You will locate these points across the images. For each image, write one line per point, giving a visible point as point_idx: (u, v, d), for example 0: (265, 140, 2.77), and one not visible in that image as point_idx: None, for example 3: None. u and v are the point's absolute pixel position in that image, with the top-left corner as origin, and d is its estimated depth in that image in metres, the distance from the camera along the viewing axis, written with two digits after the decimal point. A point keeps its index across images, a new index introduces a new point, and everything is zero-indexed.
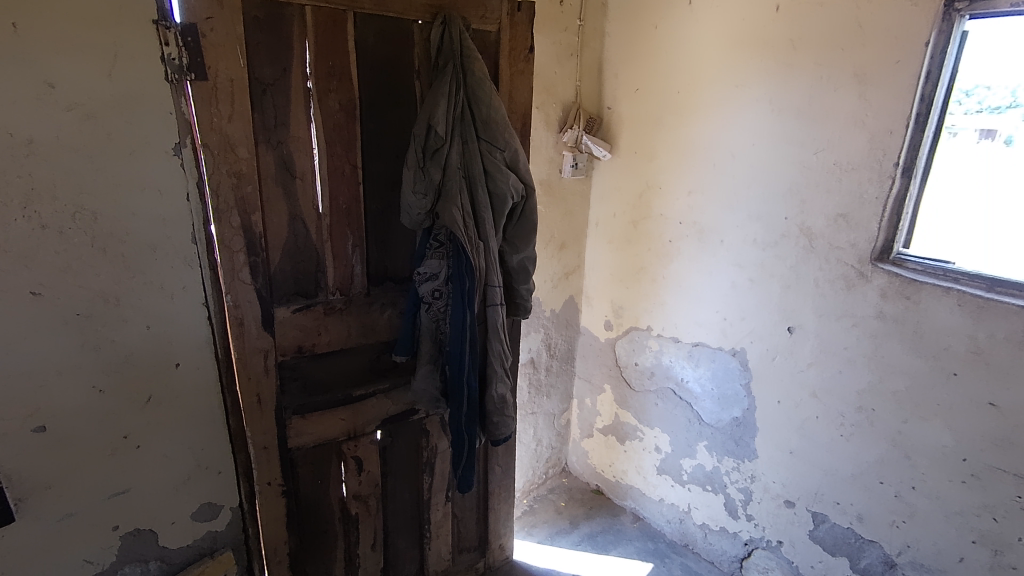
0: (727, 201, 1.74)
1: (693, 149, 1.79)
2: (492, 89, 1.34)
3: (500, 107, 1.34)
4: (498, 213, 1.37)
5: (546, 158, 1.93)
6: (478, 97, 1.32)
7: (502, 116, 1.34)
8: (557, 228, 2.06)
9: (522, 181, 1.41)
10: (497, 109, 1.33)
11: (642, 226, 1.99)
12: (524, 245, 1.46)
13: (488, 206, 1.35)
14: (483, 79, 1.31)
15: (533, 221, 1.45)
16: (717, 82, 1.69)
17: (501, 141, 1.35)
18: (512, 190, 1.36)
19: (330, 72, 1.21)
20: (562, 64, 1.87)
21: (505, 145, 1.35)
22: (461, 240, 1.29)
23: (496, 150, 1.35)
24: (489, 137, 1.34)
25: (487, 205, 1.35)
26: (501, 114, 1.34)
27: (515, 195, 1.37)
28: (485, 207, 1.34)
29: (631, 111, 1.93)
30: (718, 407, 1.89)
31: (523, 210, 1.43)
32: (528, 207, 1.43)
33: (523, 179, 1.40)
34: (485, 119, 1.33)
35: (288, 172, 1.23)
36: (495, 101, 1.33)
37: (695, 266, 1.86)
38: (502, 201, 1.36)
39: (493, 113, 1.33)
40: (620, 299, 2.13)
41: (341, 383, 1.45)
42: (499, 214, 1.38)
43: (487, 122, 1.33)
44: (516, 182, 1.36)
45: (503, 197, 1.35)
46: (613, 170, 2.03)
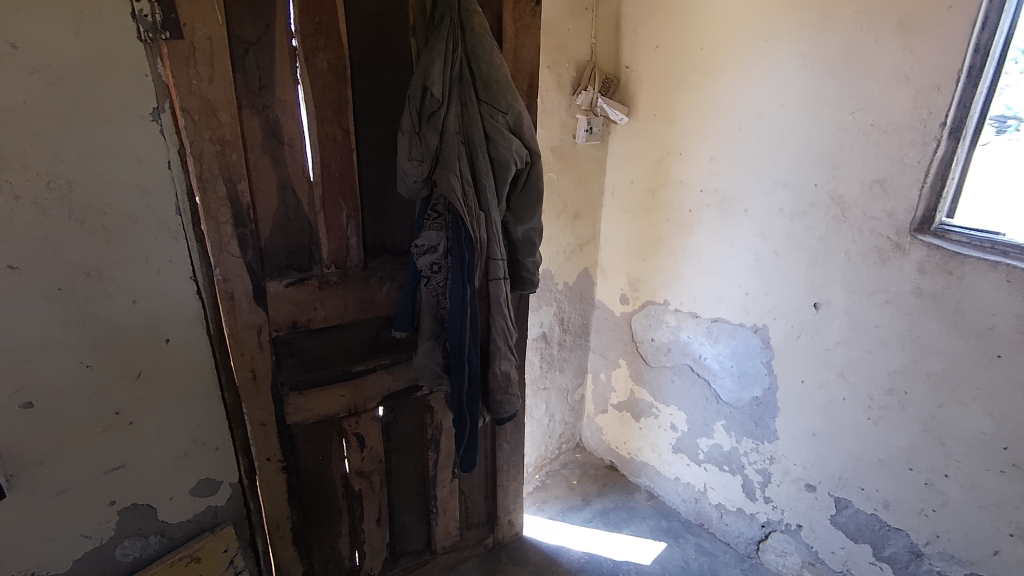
0: (752, 167, 1.61)
1: (715, 111, 1.66)
2: (495, 47, 1.24)
3: (503, 65, 1.24)
4: (501, 181, 1.29)
5: (558, 121, 1.81)
6: (479, 55, 1.22)
7: (505, 76, 1.24)
8: (570, 197, 1.95)
9: (526, 147, 1.31)
10: (499, 67, 1.23)
11: (660, 195, 1.87)
12: (530, 216, 1.37)
13: (490, 173, 1.27)
14: (483, 35, 1.21)
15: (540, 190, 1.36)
16: (744, 36, 1.55)
17: (503, 102, 1.25)
18: (514, 157, 1.27)
19: (317, 29, 1.12)
20: (576, 18, 1.73)
21: (507, 107, 1.26)
22: (458, 211, 1.22)
23: (498, 112, 1.25)
24: (491, 99, 1.24)
25: (488, 172, 1.26)
26: (504, 73, 1.24)
27: (519, 162, 1.28)
28: (486, 176, 1.26)
29: (651, 70, 1.79)
30: (737, 386, 1.81)
31: (528, 177, 1.34)
32: (534, 174, 1.34)
33: (528, 144, 1.31)
34: (485, 79, 1.23)
35: (275, 139, 1.16)
36: (497, 58, 1.23)
37: (716, 237, 1.75)
38: (504, 169, 1.28)
39: (496, 71, 1.23)
40: (635, 271, 2.03)
41: (340, 359, 1.40)
42: (502, 184, 1.30)
43: (489, 82, 1.23)
44: (519, 147, 1.27)
45: (506, 165, 1.27)
46: (629, 133, 1.91)
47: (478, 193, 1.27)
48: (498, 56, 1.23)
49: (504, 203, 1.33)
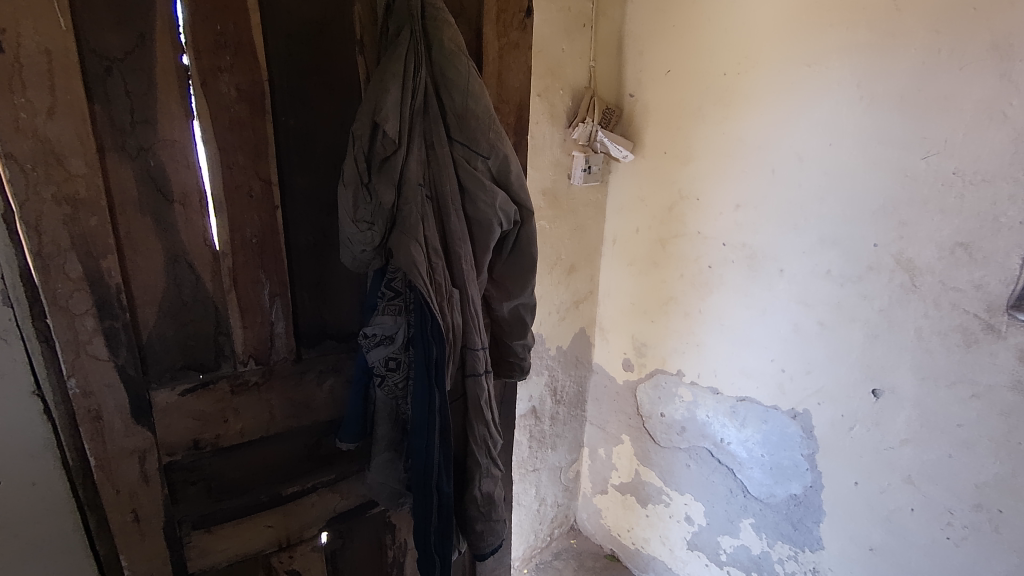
0: (790, 220, 1.31)
1: (742, 152, 1.37)
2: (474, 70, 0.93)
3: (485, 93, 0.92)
4: (482, 247, 0.97)
5: (550, 160, 1.48)
6: (451, 81, 0.90)
7: (488, 108, 0.92)
8: (565, 248, 1.63)
9: (515, 201, 0.98)
10: (479, 96, 0.91)
11: (672, 247, 1.56)
12: (520, 289, 1.04)
13: (466, 238, 0.94)
14: (458, 54, 0.89)
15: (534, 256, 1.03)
16: (780, 61, 1.26)
17: (484, 143, 0.92)
18: (499, 216, 0.95)
19: (219, 41, 0.79)
20: (572, 37, 1.42)
21: (489, 149, 0.93)
22: (420, 293, 0.88)
23: (477, 157, 0.93)
24: (468, 138, 0.92)
25: (462, 236, 0.94)
26: (486, 105, 0.92)
27: (504, 222, 0.96)
28: (460, 241, 0.93)
29: (660, 99, 1.49)
30: (770, 480, 1.49)
31: (517, 241, 1.01)
32: (525, 236, 1.01)
33: (517, 197, 0.98)
34: (458, 112, 0.91)
35: (160, 195, 0.81)
36: (477, 83, 0.91)
37: (742, 300, 1.44)
38: (485, 232, 0.95)
39: (475, 102, 0.91)
40: (641, 334, 1.71)
41: (265, 480, 1.04)
42: (483, 251, 0.97)
43: (466, 116, 0.91)
44: (505, 203, 0.95)
45: (489, 227, 0.95)
46: (634, 173, 1.60)
47: (450, 264, 0.94)
48: (478, 83, 0.91)
49: (485, 275, 1.00)
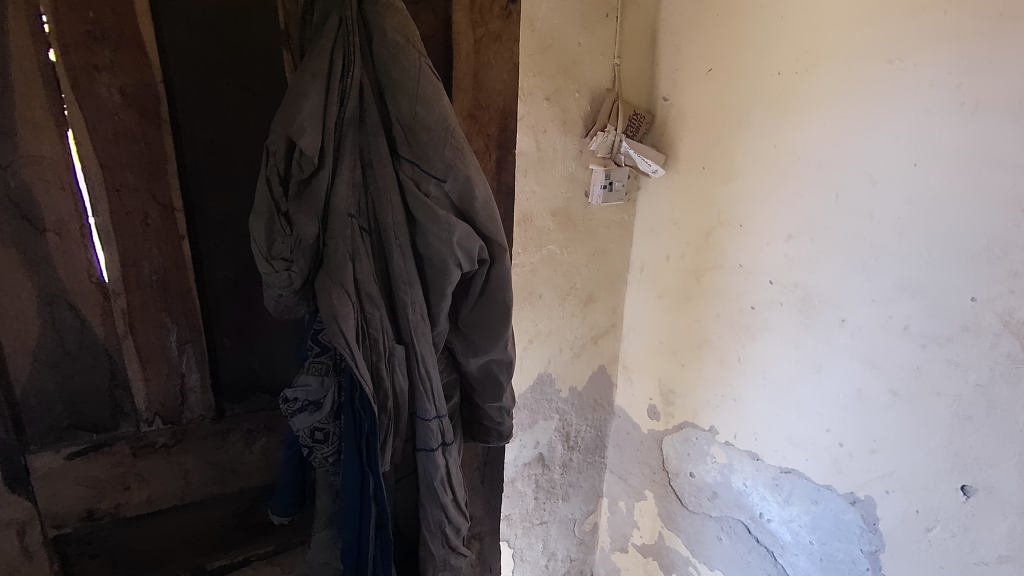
0: (857, 258, 1.03)
1: (798, 170, 1.10)
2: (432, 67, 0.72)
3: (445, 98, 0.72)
4: (437, 292, 0.77)
5: (563, 175, 1.26)
6: (397, 82, 0.70)
7: (446, 117, 0.71)
8: (581, 276, 1.40)
9: (483, 235, 0.78)
10: (433, 102, 0.70)
11: (707, 281, 1.31)
12: (492, 343, 0.84)
13: (415, 281, 0.75)
14: (408, 47, 0.69)
15: (509, 302, 0.82)
16: (853, 56, 0.98)
17: (438, 162, 0.72)
18: (458, 254, 0.74)
19: (94, 34, 0.64)
20: (592, 28, 1.18)
21: (446, 170, 0.72)
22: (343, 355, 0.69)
23: (430, 179, 0.73)
24: (419, 155, 0.72)
25: (409, 279, 0.74)
26: (445, 113, 0.71)
27: (465, 262, 0.75)
28: (406, 286, 0.74)
29: (699, 103, 1.24)
30: (820, 573, 1.20)
31: (486, 283, 0.81)
32: (496, 277, 0.81)
33: (485, 230, 0.77)
34: (406, 122, 0.71)
35: (26, 222, 0.65)
36: (433, 85, 0.71)
37: (791, 352, 1.17)
38: (441, 274, 0.75)
39: (428, 109, 0.70)
40: (670, 378, 1.46)
41: (185, 552, 0.87)
42: (439, 297, 0.77)
43: (416, 127, 0.71)
44: (466, 238, 0.74)
45: (445, 269, 0.75)
46: (666, 191, 1.35)
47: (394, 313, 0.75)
48: (434, 85, 0.71)
49: (445, 324, 0.81)
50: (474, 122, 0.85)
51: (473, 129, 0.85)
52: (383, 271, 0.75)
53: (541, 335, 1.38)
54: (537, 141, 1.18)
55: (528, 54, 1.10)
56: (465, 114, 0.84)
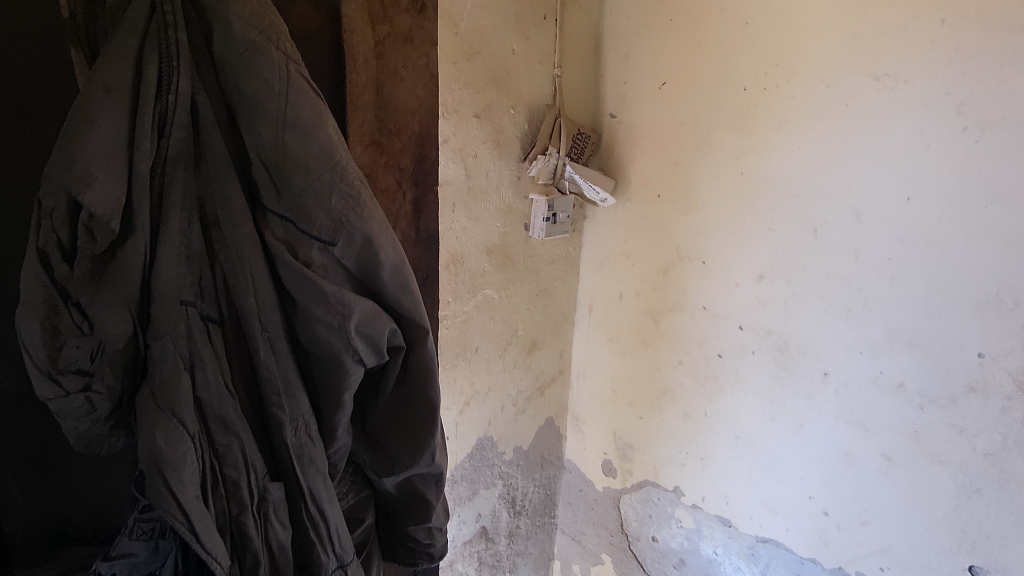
0: (842, 304, 0.89)
1: (771, 202, 0.94)
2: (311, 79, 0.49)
3: (333, 124, 0.49)
4: (332, 401, 0.54)
5: (498, 208, 1.05)
6: (252, 101, 0.46)
7: (333, 152, 0.48)
8: (524, 322, 1.20)
9: (393, 312, 0.56)
10: (310, 131, 0.47)
11: (666, 324, 1.14)
12: (413, 455, 0.61)
13: (298, 387, 0.51)
14: (269, 49, 0.46)
15: (435, 397, 0.61)
16: (834, 71, 0.84)
17: (321, 218, 0.49)
18: (358, 347, 0.52)
19: None
20: (527, 33, 0.98)
21: (335, 230, 0.50)
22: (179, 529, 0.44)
23: (312, 243, 0.50)
24: (293, 208, 0.48)
25: (287, 387, 0.51)
26: (332, 146, 0.49)
27: (369, 357, 0.53)
28: (281, 398, 0.50)
29: (651, 121, 1.08)
30: None
31: (403, 377, 0.59)
32: (415, 369, 0.59)
33: (395, 307, 0.56)
34: (272, 162, 0.47)
35: None
36: (311, 104, 0.48)
37: (765, 408, 1.02)
38: (333, 375, 0.53)
39: (304, 141, 0.47)
40: (626, 431, 1.29)
41: None
42: (334, 407, 0.54)
43: (287, 166, 0.47)
44: (370, 325, 0.53)
45: (341, 368, 0.52)
46: (617, 221, 1.18)
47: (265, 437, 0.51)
48: (311, 105, 0.48)
49: (346, 436, 0.58)
50: (380, 151, 0.63)
51: (379, 161, 0.63)
52: (247, 376, 0.50)
53: (479, 394, 1.16)
54: (466, 167, 0.96)
55: (452, 62, 0.88)
56: (367, 142, 0.61)
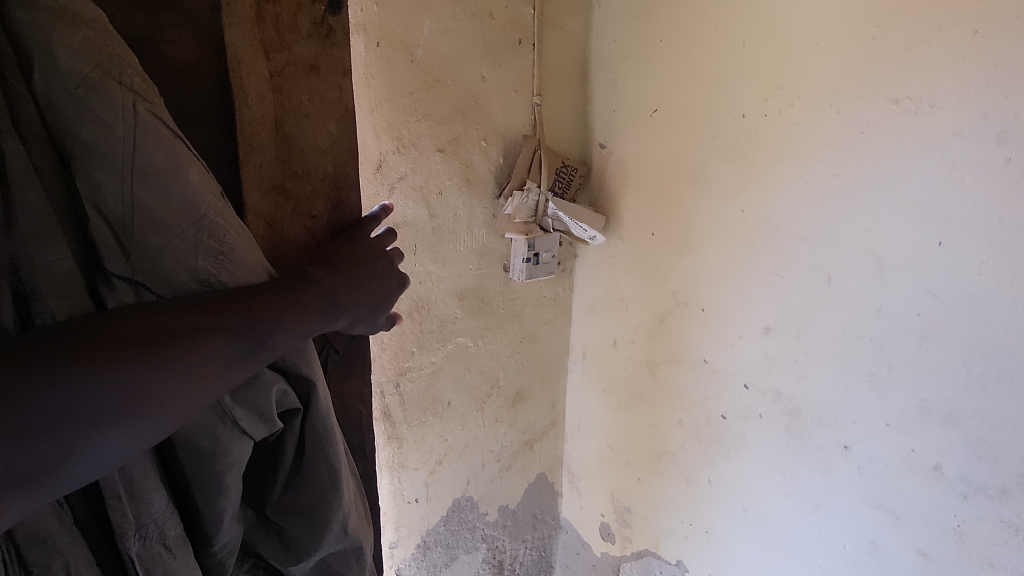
0: (862, 365, 0.75)
1: (774, 244, 0.82)
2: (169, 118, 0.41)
3: (198, 170, 0.42)
4: (204, 490, 0.43)
5: (471, 248, 0.95)
6: (90, 145, 0.37)
7: (196, 204, 0.41)
8: (506, 371, 1.09)
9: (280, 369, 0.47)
10: (169, 180, 0.40)
11: (664, 377, 1.01)
12: (316, 534, 0.51)
13: (151, 472, 0.42)
14: (111, 85, 0.38)
15: (336, 463, 0.52)
16: (844, 94, 0.72)
17: (182, 275, 0.40)
18: (230, 413, 0.42)
19: None
20: (499, 59, 0.89)
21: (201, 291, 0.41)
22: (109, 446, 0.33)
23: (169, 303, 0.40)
24: (147, 271, 0.39)
25: (131, 487, 0.40)
26: (195, 198, 0.41)
27: (249, 424, 0.44)
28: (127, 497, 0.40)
29: (642, 152, 0.97)
30: None
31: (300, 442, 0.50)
32: (315, 430, 0.50)
33: (279, 362, 0.47)
34: (117, 218, 0.38)
35: None
36: (166, 149, 0.40)
37: (775, 481, 0.87)
38: (204, 461, 0.42)
39: (158, 190, 0.39)
40: (624, 493, 1.15)
41: None
42: (214, 496, 0.44)
43: (138, 224, 0.39)
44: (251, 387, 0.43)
45: (218, 447, 0.42)
46: (609, 261, 1.06)
47: (249, 351, 0.39)
48: (171, 149, 0.40)
49: (233, 529, 0.48)
50: (285, 197, 0.54)
51: (284, 209, 0.54)
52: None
53: (454, 452, 1.06)
54: (429, 206, 0.87)
55: (407, 92, 0.80)
56: (267, 186, 0.53)
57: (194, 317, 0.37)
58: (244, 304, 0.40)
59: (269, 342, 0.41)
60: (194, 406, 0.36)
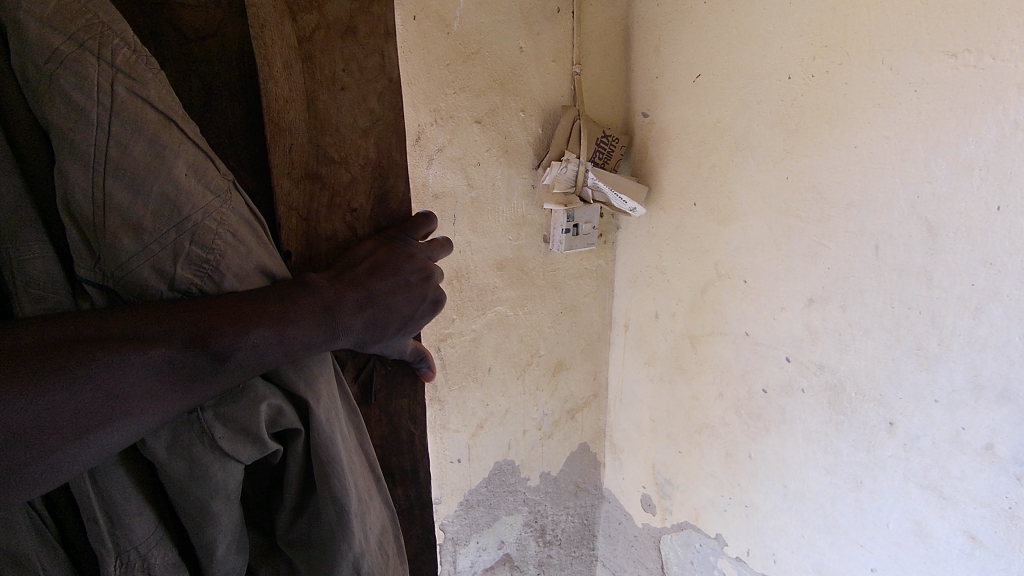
0: (911, 338, 0.71)
1: (820, 213, 0.78)
2: (162, 101, 0.41)
3: (185, 163, 0.42)
4: (190, 514, 0.44)
5: (510, 219, 0.97)
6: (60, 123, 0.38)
7: (175, 202, 0.41)
8: (547, 341, 1.10)
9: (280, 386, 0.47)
10: (146, 171, 0.40)
11: (705, 350, 1.00)
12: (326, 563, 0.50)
13: (132, 497, 0.43)
14: (86, 60, 0.38)
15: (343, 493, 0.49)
16: (896, 49, 0.67)
17: (156, 268, 0.41)
18: (213, 439, 0.43)
19: None
20: (537, 28, 0.89)
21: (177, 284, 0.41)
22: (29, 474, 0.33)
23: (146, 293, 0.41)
24: (120, 263, 0.40)
25: (108, 510, 0.42)
26: (176, 195, 0.41)
27: (229, 451, 0.43)
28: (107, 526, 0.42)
29: (684, 119, 0.94)
30: None
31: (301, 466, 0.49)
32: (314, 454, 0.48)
33: (275, 377, 0.46)
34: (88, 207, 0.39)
35: None
36: (146, 139, 0.40)
37: (819, 458, 0.85)
38: (187, 485, 0.43)
39: (133, 182, 0.40)
40: (665, 466, 1.15)
41: None
42: (202, 519, 0.44)
43: (109, 221, 0.39)
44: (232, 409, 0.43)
45: (202, 469, 0.43)
46: (652, 232, 1.05)
47: (202, 369, 0.39)
48: (153, 137, 0.40)
49: (235, 557, 0.48)
50: (319, 183, 0.56)
51: (320, 199, 0.57)
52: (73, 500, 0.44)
53: (496, 418, 1.10)
54: (468, 177, 0.90)
55: (444, 65, 0.82)
56: (299, 172, 0.55)
57: (139, 330, 0.37)
58: (193, 318, 0.39)
59: (230, 359, 0.40)
60: (121, 429, 0.36)
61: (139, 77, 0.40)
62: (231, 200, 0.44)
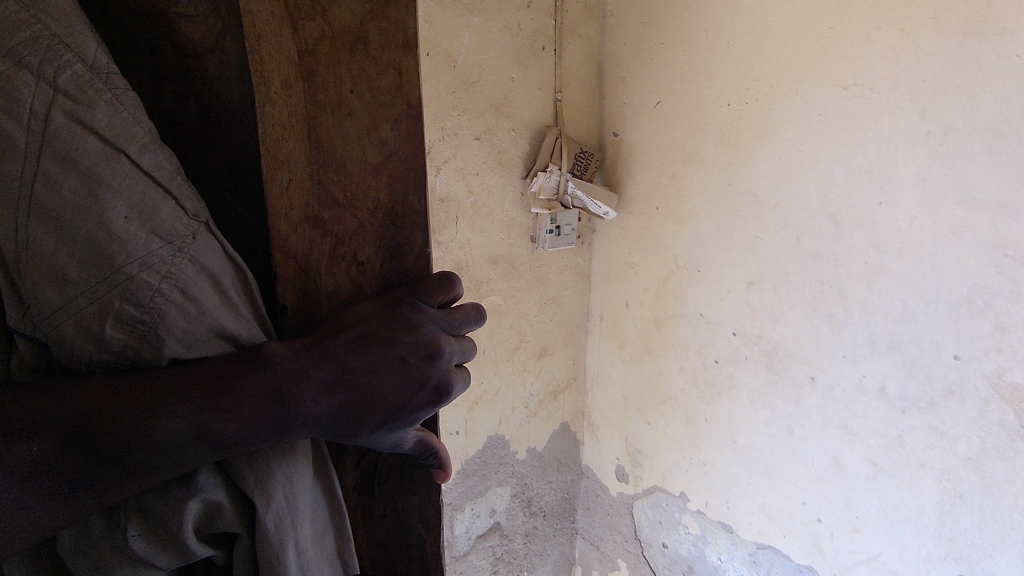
0: (825, 308, 0.90)
1: (755, 212, 0.98)
2: (107, 127, 0.35)
3: (127, 204, 0.36)
4: None
5: (502, 221, 1.14)
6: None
7: (108, 248, 0.35)
8: (533, 328, 1.27)
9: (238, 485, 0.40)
10: (81, 209, 0.34)
11: (668, 331, 1.18)
12: None
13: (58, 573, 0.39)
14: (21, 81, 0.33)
15: None
16: (807, 84, 0.87)
17: (99, 326, 0.35)
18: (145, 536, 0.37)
19: None
20: (526, 62, 1.08)
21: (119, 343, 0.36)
22: None
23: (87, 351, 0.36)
24: (56, 319, 0.35)
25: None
26: (111, 240, 0.35)
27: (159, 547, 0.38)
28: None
29: (647, 137, 1.14)
30: None
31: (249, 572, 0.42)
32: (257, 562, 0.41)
33: (231, 469, 0.40)
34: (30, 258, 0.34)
35: None
36: (79, 173, 0.34)
37: (760, 413, 1.03)
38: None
39: (60, 228, 0.34)
40: (636, 437, 1.32)
41: None
42: None
43: (27, 267, 0.34)
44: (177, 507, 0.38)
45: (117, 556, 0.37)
46: (621, 232, 1.24)
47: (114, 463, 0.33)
48: (101, 171, 0.35)
49: None
50: (321, 227, 0.48)
51: (321, 245, 0.48)
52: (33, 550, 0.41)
53: (489, 395, 1.25)
54: (469, 184, 1.07)
55: (451, 91, 1.00)
56: (298, 214, 0.47)
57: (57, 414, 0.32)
58: (108, 405, 0.34)
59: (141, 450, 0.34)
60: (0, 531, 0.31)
61: (84, 98, 0.35)
62: (192, 246, 0.38)
